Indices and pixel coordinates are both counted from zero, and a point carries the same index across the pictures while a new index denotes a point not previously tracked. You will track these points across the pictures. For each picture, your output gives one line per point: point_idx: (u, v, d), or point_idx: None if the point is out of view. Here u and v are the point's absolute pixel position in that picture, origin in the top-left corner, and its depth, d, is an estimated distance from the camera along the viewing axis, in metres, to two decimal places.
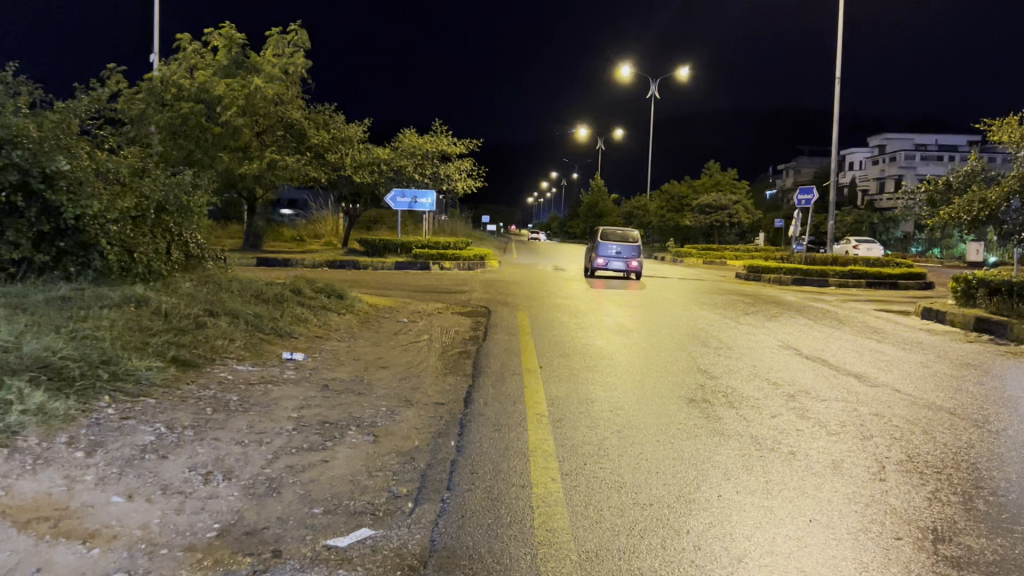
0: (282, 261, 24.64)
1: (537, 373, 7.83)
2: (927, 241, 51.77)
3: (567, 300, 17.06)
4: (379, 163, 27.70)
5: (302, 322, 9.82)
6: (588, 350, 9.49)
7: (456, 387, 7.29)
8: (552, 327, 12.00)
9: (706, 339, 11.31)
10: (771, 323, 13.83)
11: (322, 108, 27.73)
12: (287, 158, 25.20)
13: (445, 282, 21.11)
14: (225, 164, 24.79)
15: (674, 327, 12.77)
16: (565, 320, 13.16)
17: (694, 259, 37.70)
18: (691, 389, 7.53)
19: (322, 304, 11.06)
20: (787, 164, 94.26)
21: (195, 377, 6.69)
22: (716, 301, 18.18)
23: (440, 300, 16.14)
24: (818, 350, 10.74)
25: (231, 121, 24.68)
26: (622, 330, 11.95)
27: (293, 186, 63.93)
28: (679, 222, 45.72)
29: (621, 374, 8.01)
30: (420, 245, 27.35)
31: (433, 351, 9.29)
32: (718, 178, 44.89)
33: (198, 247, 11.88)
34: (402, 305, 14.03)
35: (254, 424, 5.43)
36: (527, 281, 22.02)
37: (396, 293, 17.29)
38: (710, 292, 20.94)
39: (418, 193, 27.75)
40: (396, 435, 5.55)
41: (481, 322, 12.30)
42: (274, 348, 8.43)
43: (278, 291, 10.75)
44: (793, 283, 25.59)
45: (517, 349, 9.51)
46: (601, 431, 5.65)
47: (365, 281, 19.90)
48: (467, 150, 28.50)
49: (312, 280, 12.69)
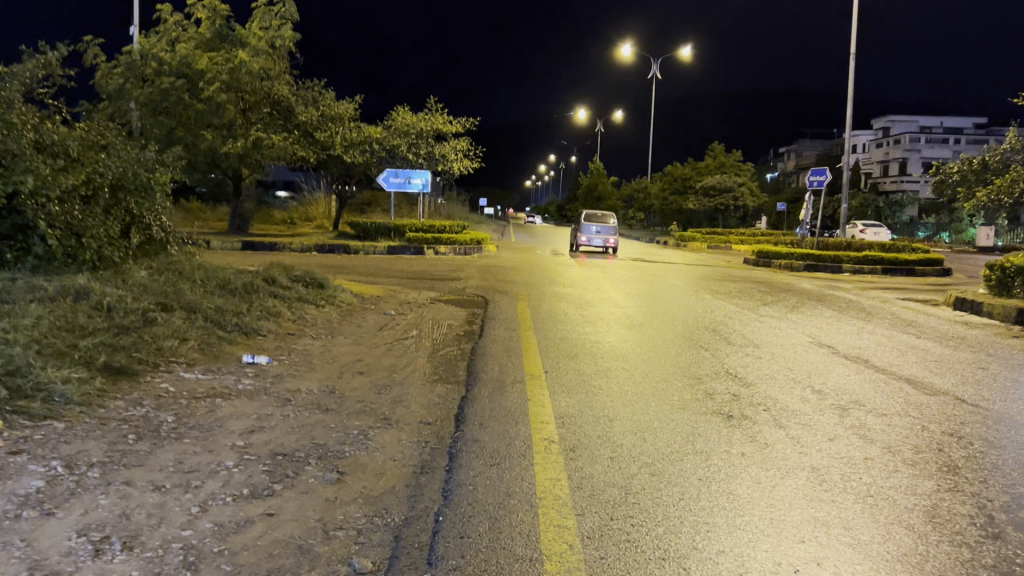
0: (267, 245, 23.40)
1: (542, 380, 6.66)
2: (935, 226, 50.59)
3: (570, 288, 15.80)
4: (371, 143, 26.24)
5: (271, 317, 8.61)
6: (599, 350, 8.31)
7: (445, 398, 6.09)
8: (556, 320, 10.79)
9: (729, 335, 10.10)
10: (794, 315, 12.66)
11: (311, 84, 26.35)
12: (273, 136, 23.88)
13: (439, 268, 19.87)
14: (208, 142, 23.50)
15: (689, 319, 11.60)
16: (568, 311, 11.94)
17: (698, 244, 36.48)
18: (725, 401, 6.36)
19: (298, 296, 9.85)
20: (789, 147, 92.87)
21: (126, 391, 5.48)
22: (729, 289, 16.96)
23: (433, 289, 14.89)
24: (856, 348, 9.55)
25: (214, 97, 23.35)
26: (634, 324, 10.77)
27: (285, 168, 62.36)
28: (681, 205, 44.43)
29: (639, 382, 6.82)
30: (414, 228, 26.09)
31: (422, 351, 8.09)
32: (722, 160, 43.54)
33: (162, 231, 10.66)
34: (390, 295, 12.81)
35: (183, 460, 4.24)
36: (526, 267, 20.79)
37: (386, 280, 16.05)
38: (721, 279, 19.74)
39: (412, 172, 26.52)
40: (366, 473, 4.37)
41: (477, 315, 11.07)
42: (234, 349, 7.23)
43: (248, 280, 9.54)
44: (804, 269, 24.38)
45: (517, 348, 8.27)
46: (626, 466, 4.47)
47: (354, 267, 18.66)
48: (463, 129, 27.11)
49: (290, 268, 11.44)
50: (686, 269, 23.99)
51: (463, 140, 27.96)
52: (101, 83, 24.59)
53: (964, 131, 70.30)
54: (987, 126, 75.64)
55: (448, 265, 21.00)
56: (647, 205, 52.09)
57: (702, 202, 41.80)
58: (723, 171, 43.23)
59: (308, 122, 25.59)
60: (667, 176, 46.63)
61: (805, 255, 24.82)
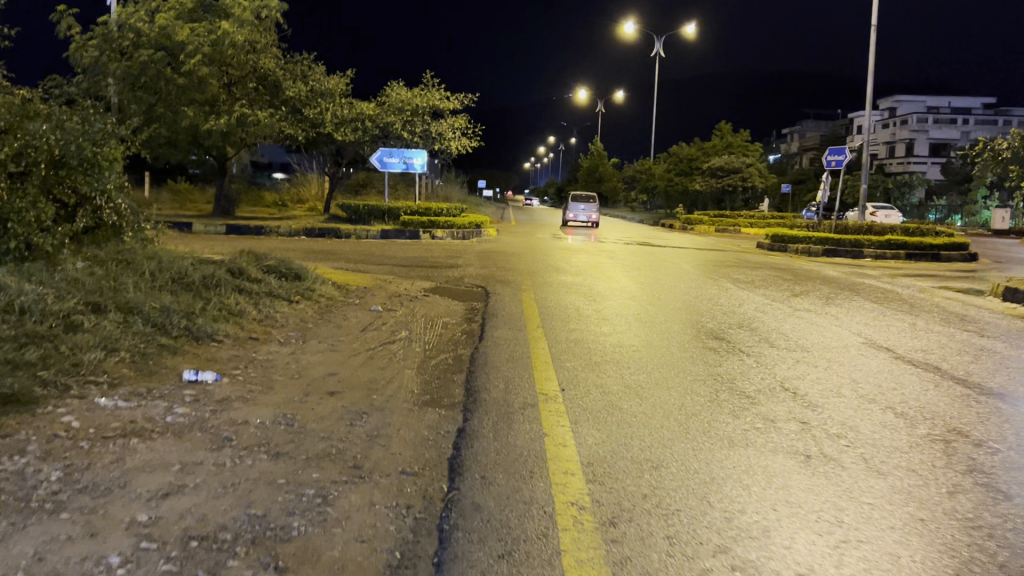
0: (253, 229, 22.02)
1: (559, 405, 5.28)
2: (947, 208, 49.14)
3: (577, 277, 14.42)
4: (364, 120, 24.58)
5: (231, 318, 7.22)
6: (625, 358, 6.92)
7: (438, 430, 4.72)
8: (568, 317, 9.41)
9: (770, 335, 8.68)
10: (830, 308, 11.30)
11: (300, 58, 24.80)
12: (259, 113, 22.41)
13: (435, 254, 18.46)
14: (190, 119, 22.05)
15: (715, 313, 10.22)
16: (579, 305, 10.56)
17: (706, 227, 35.04)
18: (795, 432, 4.99)
19: (270, 291, 8.46)
20: (792, 129, 91.06)
21: (7, 430, 4.08)
22: (750, 277, 15.55)
23: (428, 278, 13.47)
24: (917, 351, 8.20)
25: (195, 71, 21.88)
26: (656, 320, 9.39)
27: (276, 147, 60.68)
28: (687, 187, 42.91)
29: (681, 405, 5.44)
30: (410, 211, 24.67)
31: (411, 361, 6.71)
32: (730, 140, 42.00)
33: (115, 214, 9.27)
34: (378, 287, 11.39)
35: (46, 556, 2.88)
36: (529, 253, 19.40)
37: (375, 268, 14.63)
38: (737, 265, 18.36)
39: (408, 153, 25.11)
40: (318, 566, 3.02)
41: (477, 311, 9.67)
42: (177, 361, 5.83)
43: (209, 272, 8.11)
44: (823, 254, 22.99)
45: (525, 356, 6.90)
46: (691, 558, 3.12)
47: (344, 254, 17.30)
48: (462, 105, 25.55)
49: (264, 256, 10.03)
50: (697, 254, 22.59)
51: (461, 118, 26.38)
52: (75, 56, 23.07)
53: (972, 111, 68.69)
54: (996, 106, 74.01)
55: (446, 250, 19.62)
56: (650, 186, 50.52)
57: (709, 184, 40.28)
58: (731, 152, 41.67)
59: (296, 98, 24.09)
60: (673, 156, 45.04)
61: (824, 239, 23.43)
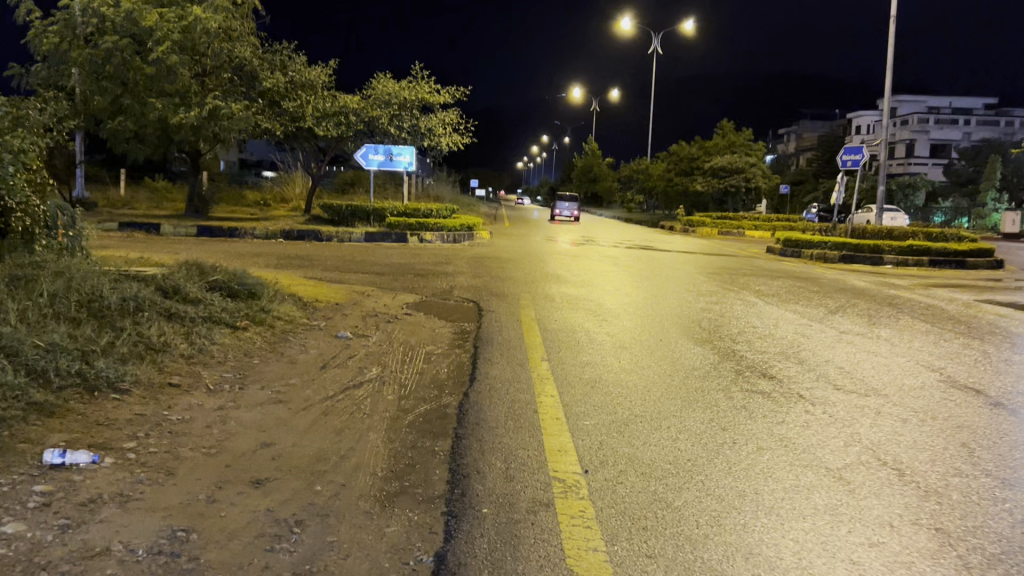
0: (227, 230, 20.37)
1: (583, 504, 3.66)
2: (952, 209, 47.62)
3: (581, 289, 12.79)
4: (347, 113, 22.84)
5: (146, 357, 5.57)
6: (660, 412, 5.31)
7: (405, 560, 3.09)
8: (577, 343, 7.80)
9: (828, 371, 7.07)
10: (877, 330, 9.69)
11: (279, 47, 23.04)
12: (233, 105, 20.65)
13: (423, 260, 16.79)
14: (158, 112, 20.31)
15: (748, 338, 8.62)
16: (588, 326, 8.94)
17: (709, 230, 33.46)
18: (932, 554, 3.41)
19: (209, 314, 6.80)
20: (788, 129, 89.57)
21: None
22: (771, 288, 13.93)
23: (411, 290, 11.83)
24: (1011, 394, 6.61)
25: (164, 59, 20.15)
26: (683, 348, 7.80)
27: (263, 143, 58.89)
28: (687, 188, 41.29)
29: (757, 501, 3.83)
30: (396, 213, 23.00)
31: (380, 416, 5.09)
32: (732, 139, 40.39)
33: (27, 218, 7.60)
34: (353, 304, 9.74)
35: None
36: (525, 260, 17.76)
37: (354, 278, 12.96)
38: (751, 273, 16.77)
39: (394, 149, 23.67)
40: None
41: (467, 336, 8.02)
42: (48, 431, 4.17)
43: (132, 292, 6.46)
44: (840, 261, 21.42)
45: (529, 408, 5.26)
46: None
47: (321, 261, 15.68)
48: (453, 98, 23.85)
49: (211, 269, 8.37)
50: (705, 260, 20.99)
51: (452, 113, 24.43)
52: (34, 43, 21.38)
53: (973, 111, 67.30)
54: (997, 106, 72.53)
55: (433, 255, 17.98)
56: (648, 186, 48.84)
57: (711, 184, 38.65)
58: (733, 151, 40.06)
59: (275, 90, 22.35)
60: (672, 156, 43.34)
61: (840, 243, 21.87)
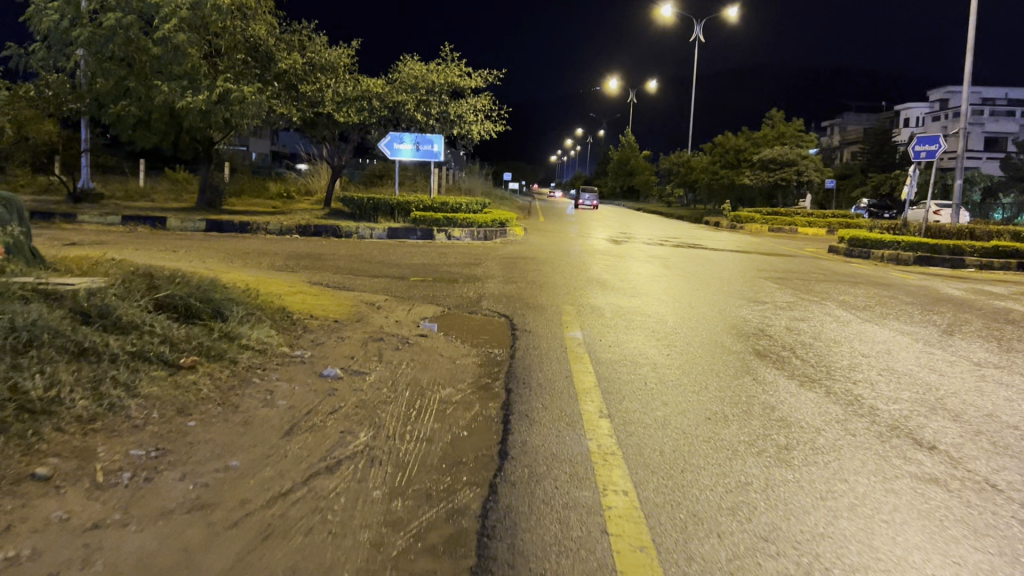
0: (237, 225, 18.63)
1: None
2: (1014, 205, 44.75)
3: (633, 299, 10.75)
4: (370, 99, 20.92)
5: (10, 430, 3.68)
6: (800, 535, 3.36)
7: None
8: (644, 384, 5.81)
9: (1007, 436, 5.02)
10: (1018, 361, 7.60)
11: (299, 26, 21.17)
12: (246, 88, 18.87)
13: (449, 260, 14.85)
14: (164, 96, 18.55)
15: (863, 375, 6.59)
16: (650, 352, 6.97)
17: (759, 227, 31.21)
18: None
19: (139, 349, 4.91)
20: (832, 122, 86.29)
21: None
22: (858, 298, 11.82)
23: (431, 300, 9.89)
24: None
25: (170, 37, 18.38)
26: (787, 393, 5.79)
27: (294, 133, 57.66)
28: (734, 181, 38.94)
29: None
30: (422, 206, 21.15)
31: (354, 539, 3.17)
32: (782, 129, 37.93)
33: None
34: (359, 322, 7.82)
35: None
36: (564, 261, 15.75)
37: (365, 283, 11.04)
38: (822, 277, 14.65)
39: (421, 138, 21.68)
40: None
41: (499, 373, 6.05)
42: None
43: (23, 321, 4.57)
44: (915, 263, 19.16)
45: (595, 527, 3.31)
46: None
47: (334, 261, 13.82)
48: (486, 82, 21.81)
49: (169, 281, 6.46)
50: (764, 260, 18.82)
51: (485, 98, 22.28)
52: (34, 21, 19.80)
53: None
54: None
55: (461, 254, 16.10)
56: (690, 179, 46.50)
57: (759, 177, 36.31)
58: (782, 142, 37.61)
59: (292, 73, 20.53)
60: (718, 147, 41.01)
61: (914, 243, 19.64)
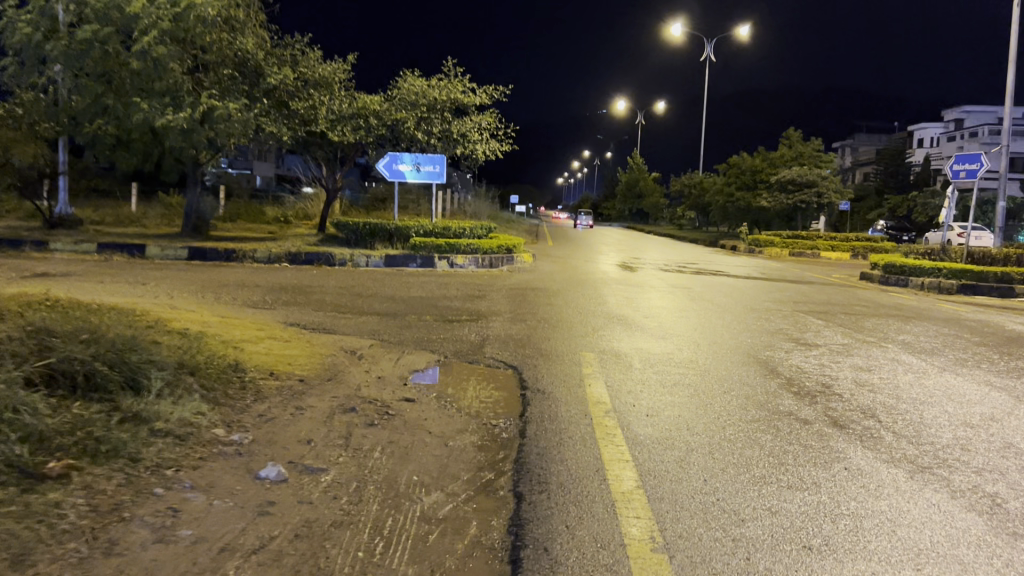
0: (221, 253, 17.16)
1: None
2: None
3: (661, 340, 9.18)
4: (367, 117, 19.49)
5: None
6: None
7: None
8: (702, 483, 4.25)
9: None
10: None
11: (292, 40, 19.81)
12: (231, 104, 17.46)
13: (450, 293, 13.31)
14: (142, 113, 17.16)
15: (982, 459, 5.01)
16: (700, 424, 5.40)
17: (780, 251, 29.65)
18: None
19: None
20: (844, 143, 84.84)
21: None
22: (920, 338, 10.25)
23: (426, 346, 8.34)
24: None
25: (149, 49, 17.04)
26: (899, 497, 4.22)
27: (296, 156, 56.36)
28: (750, 204, 37.43)
29: None
30: (424, 232, 19.65)
31: None
32: (800, 149, 36.46)
33: None
34: (332, 381, 6.25)
35: None
36: (576, 293, 14.21)
37: (350, 324, 9.51)
38: (867, 311, 13.08)
39: (422, 158, 20.26)
40: None
41: (506, 465, 4.47)
42: None
43: None
44: (960, 293, 17.56)
45: None
46: None
47: (321, 295, 12.31)
48: (492, 99, 20.34)
49: (72, 340, 4.93)
50: (794, 289, 17.22)
51: (490, 115, 20.81)
52: (6, 35, 18.50)
53: None
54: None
55: (464, 285, 14.58)
56: (703, 201, 44.98)
57: (778, 200, 34.79)
58: (801, 163, 36.13)
59: (282, 89, 19.13)
60: (733, 168, 39.55)
61: (958, 269, 18.02)
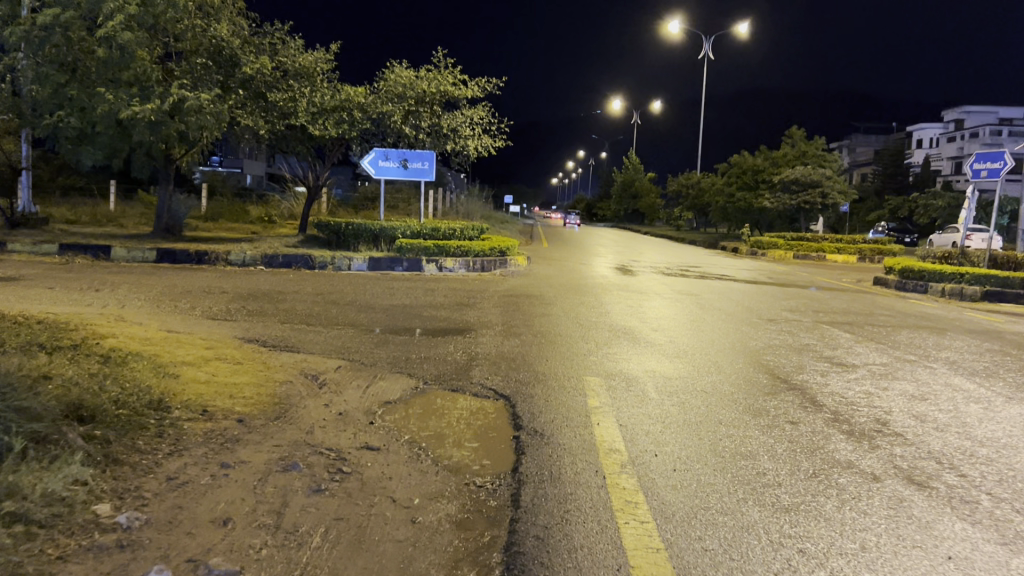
0: (191, 255, 15.92)
1: None
2: None
3: (676, 361, 7.95)
4: (351, 109, 18.23)
5: None
6: None
7: None
8: None
9: None
10: None
11: (270, 28, 18.57)
12: (203, 95, 16.20)
13: (435, 300, 12.07)
14: (107, 104, 15.89)
15: None
16: (744, 486, 4.18)
17: (784, 254, 28.48)
18: None
19: None
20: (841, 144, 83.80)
21: None
22: (965, 356, 9.04)
23: (402, 368, 7.10)
24: None
25: (114, 35, 15.77)
26: None
27: None
28: (751, 205, 36.30)
29: None
30: (411, 232, 18.42)
31: None
32: (802, 149, 35.34)
33: None
34: (280, 422, 5.01)
35: None
36: (575, 300, 12.99)
37: (317, 339, 8.26)
38: (894, 322, 11.89)
39: (409, 152, 19.04)
40: None
41: (491, 558, 3.25)
42: None
43: None
44: (983, 301, 16.39)
45: None
46: None
47: (292, 303, 11.06)
48: (484, 91, 19.11)
49: None
50: (807, 295, 16.06)
51: (482, 108, 19.59)
52: None
53: None
54: None
55: (452, 291, 13.35)
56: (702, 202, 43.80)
57: (780, 200, 33.63)
58: (803, 162, 35.01)
59: (260, 79, 17.90)
60: (733, 168, 38.42)
61: (980, 274, 16.86)
